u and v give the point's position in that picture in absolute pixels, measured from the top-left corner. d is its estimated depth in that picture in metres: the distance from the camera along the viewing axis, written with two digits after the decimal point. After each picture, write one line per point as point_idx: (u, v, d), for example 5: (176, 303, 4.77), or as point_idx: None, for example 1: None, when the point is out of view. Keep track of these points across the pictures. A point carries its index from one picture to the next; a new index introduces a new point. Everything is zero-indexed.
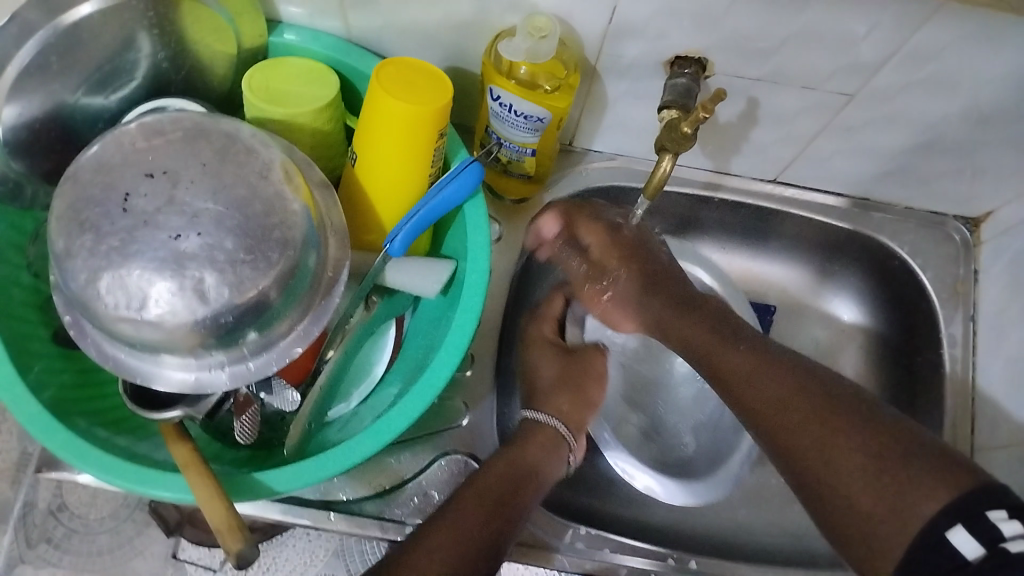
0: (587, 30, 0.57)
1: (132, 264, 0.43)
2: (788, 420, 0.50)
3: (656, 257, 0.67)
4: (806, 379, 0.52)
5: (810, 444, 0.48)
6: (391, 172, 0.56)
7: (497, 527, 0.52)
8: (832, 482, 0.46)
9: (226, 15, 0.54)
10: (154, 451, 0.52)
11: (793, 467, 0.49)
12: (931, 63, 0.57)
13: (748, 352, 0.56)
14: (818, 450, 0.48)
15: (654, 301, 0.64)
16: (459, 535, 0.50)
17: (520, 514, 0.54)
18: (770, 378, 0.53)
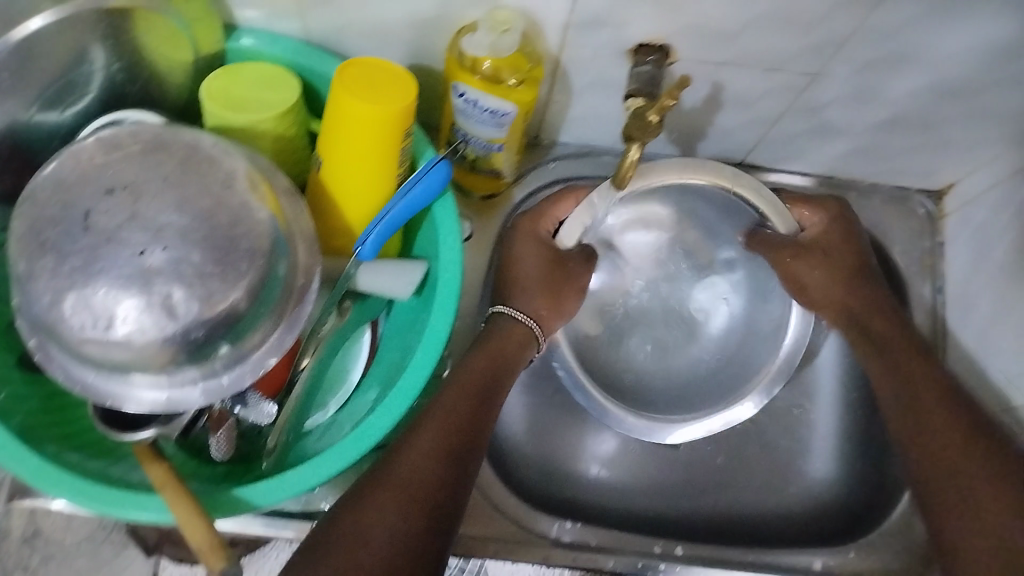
0: (549, 22, 0.56)
1: (97, 283, 0.42)
2: (924, 398, 0.61)
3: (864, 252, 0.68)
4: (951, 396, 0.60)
5: (932, 442, 0.59)
6: (358, 174, 0.55)
7: (478, 416, 0.54)
8: (942, 476, 0.57)
9: (181, 21, 0.53)
10: (129, 472, 0.51)
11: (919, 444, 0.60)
12: (893, 39, 0.57)
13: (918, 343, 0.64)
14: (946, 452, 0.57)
15: (864, 291, 0.67)
16: (447, 427, 0.52)
17: (496, 398, 0.57)
18: (932, 379, 0.62)
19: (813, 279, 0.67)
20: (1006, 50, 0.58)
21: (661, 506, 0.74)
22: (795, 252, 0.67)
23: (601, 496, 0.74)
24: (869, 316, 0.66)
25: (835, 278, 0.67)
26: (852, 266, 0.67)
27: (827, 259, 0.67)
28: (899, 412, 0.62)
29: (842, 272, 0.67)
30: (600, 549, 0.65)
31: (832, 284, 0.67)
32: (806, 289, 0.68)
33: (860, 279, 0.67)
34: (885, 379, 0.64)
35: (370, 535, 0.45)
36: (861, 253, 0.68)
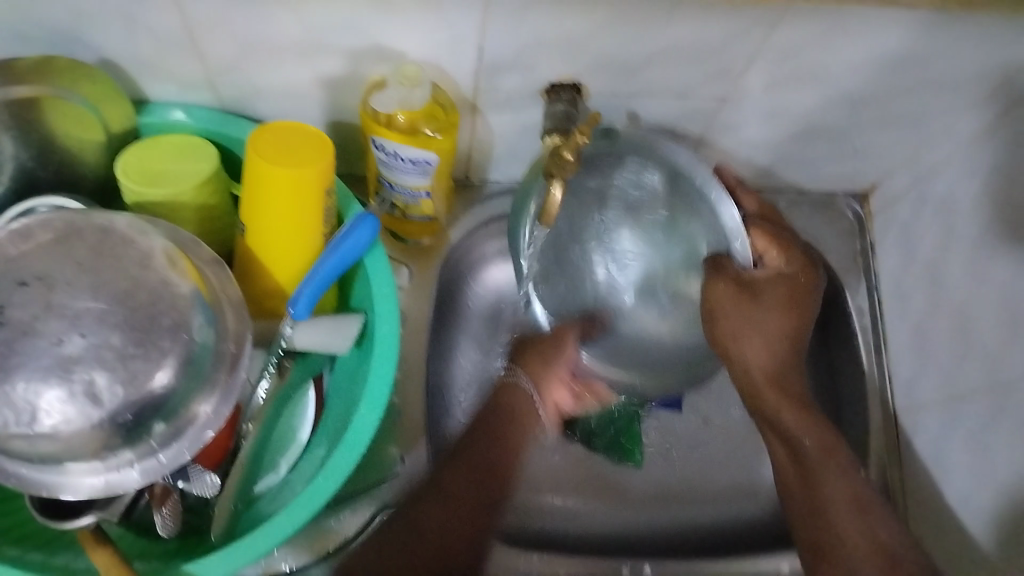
0: (458, 70, 0.57)
1: (16, 378, 0.42)
2: (807, 454, 0.59)
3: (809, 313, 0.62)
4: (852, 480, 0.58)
5: (836, 523, 0.56)
6: (283, 236, 0.55)
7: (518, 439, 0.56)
8: (815, 519, 0.56)
9: (87, 104, 0.53)
10: (74, 560, 0.50)
11: (823, 541, 0.55)
12: (794, 58, 0.59)
13: (818, 436, 0.60)
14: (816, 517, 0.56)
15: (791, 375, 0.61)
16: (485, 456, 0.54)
17: (538, 425, 0.57)
18: (833, 476, 0.58)
19: (744, 345, 0.59)
20: (904, 58, 0.60)
21: (625, 525, 0.75)
22: (728, 305, 0.57)
23: (565, 522, 0.74)
24: (769, 399, 0.60)
25: (762, 351, 0.60)
26: (785, 336, 0.61)
27: (758, 318, 0.59)
28: (794, 487, 0.59)
29: (772, 360, 0.61)
30: None
31: (759, 352, 0.60)
32: (728, 353, 0.60)
33: (780, 369, 0.61)
34: (781, 451, 0.61)
35: (402, 546, 0.50)
36: (800, 321, 0.61)
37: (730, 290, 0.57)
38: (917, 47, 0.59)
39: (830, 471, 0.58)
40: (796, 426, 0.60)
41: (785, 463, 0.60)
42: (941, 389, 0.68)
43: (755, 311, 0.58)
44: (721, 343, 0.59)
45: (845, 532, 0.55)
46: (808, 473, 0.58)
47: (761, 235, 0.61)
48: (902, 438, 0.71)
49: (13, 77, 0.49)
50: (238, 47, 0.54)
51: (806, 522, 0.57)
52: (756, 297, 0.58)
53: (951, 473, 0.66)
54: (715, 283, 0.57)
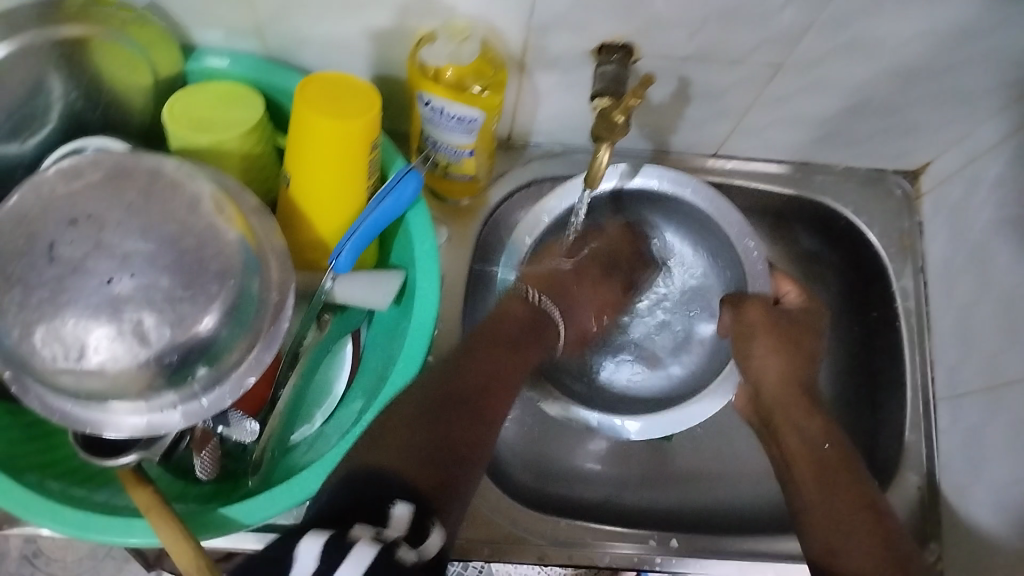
0: (508, 26, 0.56)
1: (66, 314, 0.42)
2: (825, 461, 0.57)
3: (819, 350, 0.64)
4: (854, 480, 0.57)
5: (842, 519, 0.54)
6: (327, 189, 0.55)
7: (516, 365, 0.58)
8: (823, 518, 0.54)
9: (137, 48, 0.53)
10: (115, 497, 0.51)
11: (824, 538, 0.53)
12: (852, 26, 0.57)
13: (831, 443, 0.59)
14: (825, 511, 0.55)
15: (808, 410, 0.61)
16: (489, 374, 0.56)
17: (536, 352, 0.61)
18: (836, 479, 0.56)
19: (769, 355, 0.62)
20: (965, 29, 0.58)
21: (654, 498, 0.75)
22: (762, 321, 0.64)
23: (591, 486, 0.74)
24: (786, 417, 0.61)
25: (792, 368, 0.62)
26: (806, 368, 0.62)
27: (787, 345, 0.63)
28: (806, 485, 0.57)
29: (793, 379, 0.62)
30: (593, 547, 0.65)
31: (778, 362, 0.62)
32: (752, 367, 0.63)
33: (797, 392, 0.61)
34: (799, 452, 0.58)
35: (433, 448, 0.48)
36: (818, 358, 0.64)
37: (759, 311, 0.64)
38: (980, 17, 0.57)
39: (840, 478, 0.56)
40: (808, 435, 0.59)
41: (800, 458, 0.58)
42: (984, 374, 0.67)
43: (790, 332, 0.63)
44: (755, 355, 0.63)
45: (843, 520, 0.54)
46: (828, 478, 0.56)
47: (787, 280, 0.68)
48: (939, 424, 0.70)
49: (61, 17, 0.49)
50: None
51: (818, 525, 0.54)
52: (792, 320, 0.64)
53: (986, 461, 0.65)
54: (749, 304, 0.65)
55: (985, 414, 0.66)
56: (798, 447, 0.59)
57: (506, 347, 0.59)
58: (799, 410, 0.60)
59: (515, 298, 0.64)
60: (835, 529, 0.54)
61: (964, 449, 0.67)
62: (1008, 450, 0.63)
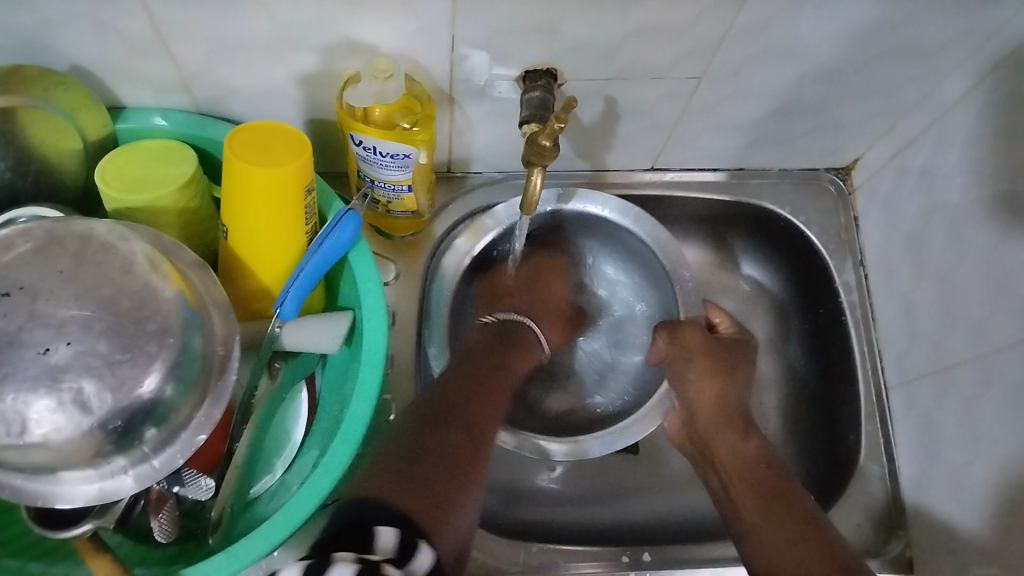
0: (432, 61, 0.57)
1: (4, 389, 0.41)
2: (755, 472, 0.61)
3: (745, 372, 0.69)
4: (783, 486, 0.59)
5: (776, 519, 0.56)
6: (266, 237, 0.55)
7: (498, 386, 0.61)
8: (761, 521, 0.57)
9: (62, 112, 0.52)
10: (74, 569, 0.51)
11: (757, 541, 0.56)
12: (764, 34, 0.59)
13: (756, 452, 0.62)
14: (757, 515, 0.57)
15: (737, 430, 0.64)
16: (472, 402, 0.58)
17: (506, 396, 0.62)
18: (762, 478, 0.60)
19: (702, 379, 0.66)
20: (873, 28, 0.60)
21: (625, 513, 0.75)
22: (699, 345, 0.67)
23: (564, 508, 0.74)
24: (713, 432, 0.65)
25: (721, 391, 0.66)
26: (734, 391, 0.67)
27: (718, 363, 0.67)
28: (741, 496, 0.60)
29: (724, 404, 0.65)
30: (568, 567, 0.65)
31: (710, 386, 0.66)
32: (688, 392, 0.66)
33: (730, 415, 0.65)
34: (731, 468, 0.62)
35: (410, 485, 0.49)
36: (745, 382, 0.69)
37: (697, 334, 0.67)
38: (885, 16, 0.59)
39: (769, 487, 0.59)
40: (742, 452, 0.63)
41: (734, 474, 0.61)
42: (930, 357, 0.68)
43: (724, 358, 0.68)
44: (689, 378, 0.66)
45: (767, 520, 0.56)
46: (755, 491, 0.59)
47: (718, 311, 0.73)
48: (893, 411, 0.71)
49: None
50: (207, 48, 0.54)
51: (751, 530, 0.57)
52: (722, 344, 0.69)
53: (939, 443, 0.66)
54: (684, 329, 0.67)
55: (934, 398, 0.67)
56: (724, 462, 0.63)
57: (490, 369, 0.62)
58: (734, 431, 0.64)
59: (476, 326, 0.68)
60: (768, 536, 0.55)
61: (919, 432, 0.68)
62: (959, 430, 0.64)
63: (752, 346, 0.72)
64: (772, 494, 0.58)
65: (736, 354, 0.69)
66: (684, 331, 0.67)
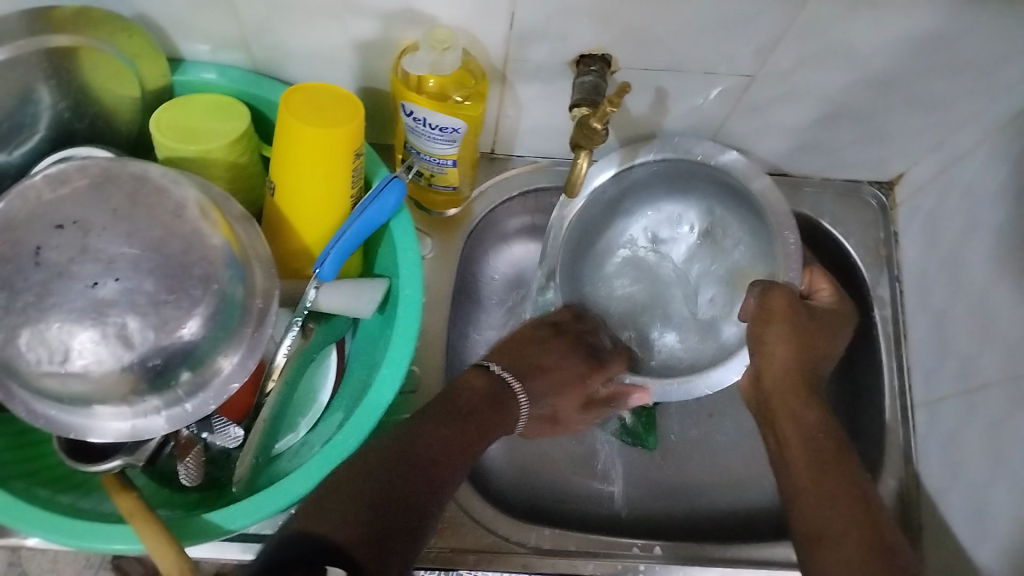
0: (489, 38, 0.58)
1: (51, 317, 0.43)
2: (819, 438, 0.56)
3: (822, 335, 0.62)
4: (848, 459, 0.55)
5: (837, 497, 0.52)
6: (312, 197, 0.56)
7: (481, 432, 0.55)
8: (816, 497, 0.52)
9: (123, 58, 0.54)
10: (101, 504, 0.52)
11: (809, 523, 0.52)
12: (822, 35, 0.59)
13: (820, 422, 0.57)
14: (819, 485, 0.53)
15: (806, 408, 0.58)
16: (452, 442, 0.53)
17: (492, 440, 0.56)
18: (819, 442, 0.56)
19: (785, 343, 0.60)
20: (931, 39, 0.60)
21: (639, 506, 0.74)
22: (783, 310, 0.61)
23: (576, 498, 0.74)
24: (777, 400, 0.59)
25: (799, 362, 0.60)
26: (812, 355, 0.61)
27: (801, 331, 0.61)
28: (800, 469, 0.55)
29: (797, 371, 0.60)
30: (576, 555, 0.65)
31: (790, 358, 0.60)
32: (761, 351, 0.61)
33: (800, 381, 0.59)
34: (795, 438, 0.57)
35: (376, 521, 0.45)
36: (829, 349, 0.63)
37: (787, 300, 0.61)
38: (945, 27, 0.59)
39: (834, 470, 0.54)
40: (810, 425, 0.57)
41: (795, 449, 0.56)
42: (960, 376, 0.67)
43: (807, 327, 0.61)
44: (772, 347, 0.60)
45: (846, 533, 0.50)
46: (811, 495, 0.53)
47: (822, 279, 0.67)
48: (918, 428, 0.71)
49: (50, 25, 0.50)
50: (269, 8, 0.55)
51: (805, 508, 0.53)
52: (812, 316, 0.62)
53: (963, 462, 0.65)
54: (775, 290, 0.61)
55: (962, 418, 0.66)
56: (782, 433, 0.58)
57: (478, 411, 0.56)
58: (798, 398, 0.58)
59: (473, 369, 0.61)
60: (819, 504, 0.52)
61: (942, 451, 0.68)
62: (984, 451, 0.63)
63: (852, 313, 0.66)
64: (837, 473, 0.53)
65: (818, 323, 0.63)
66: (771, 293, 0.61)
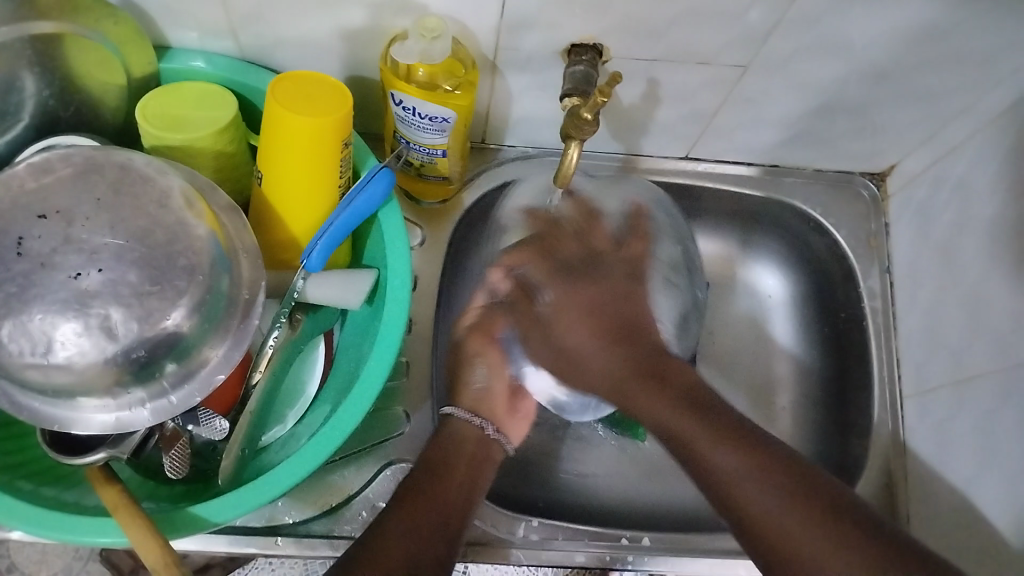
0: (479, 27, 0.57)
1: (32, 309, 0.42)
2: (696, 430, 0.53)
3: (609, 297, 0.60)
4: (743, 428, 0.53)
5: (765, 484, 0.50)
6: (300, 186, 0.55)
7: (458, 477, 0.56)
8: (750, 491, 0.50)
9: (109, 45, 0.53)
10: (84, 497, 0.51)
11: (754, 534, 0.49)
12: (816, 26, 0.59)
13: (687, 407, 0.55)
14: (739, 482, 0.50)
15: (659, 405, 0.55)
16: (434, 489, 0.54)
17: (477, 489, 0.57)
18: (705, 426, 0.53)
19: (569, 330, 0.59)
20: (924, 32, 0.60)
21: (625, 498, 0.75)
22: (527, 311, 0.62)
23: (562, 490, 0.73)
24: (641, 397, 0.57)
25: (611, 362, 0.58)
26: (608, 317, 0.59)
27: (596, 305, 0.59)
28: (704, 476, 0.52)
29: (614, 374, 0.58)
30: (568, 546, 0.64)
31: (588, 345, 0.59)
32: (568, 354, 0.60)
33: (644, 366, 0.57)
34: (680, 447, 0.54)
35: None
36: (641, 286, 0.63)
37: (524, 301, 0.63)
38: (938, 19, 0.59)
39: (735, 446, 0.52)
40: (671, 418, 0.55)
41: (682, 449, 0.54)
42: (950, 370, 0.67)
43: (602, 304, 0.60)
44: (568, 340, 0.60)
45: (756, 487, 0.50)
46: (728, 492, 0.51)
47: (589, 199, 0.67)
48: (908, 419, 0.70)
49: (33, 12, 0.49)
50: None
51: (753, 532, 0.49)
52: (593, 276, 0.61)
53: (950, 454, 0.65)
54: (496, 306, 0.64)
55: (951, 410, 0.66)
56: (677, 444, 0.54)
57: (462, 460, 0.58)
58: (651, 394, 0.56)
59: (467, 424, 0.62)
60: (752, 493, 0.50)
61: (930, 444, 0.68)
62: (973, 442, 0.63)
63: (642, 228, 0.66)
64: (738, 445, 0.52)
65: (587, 286, 0.60)
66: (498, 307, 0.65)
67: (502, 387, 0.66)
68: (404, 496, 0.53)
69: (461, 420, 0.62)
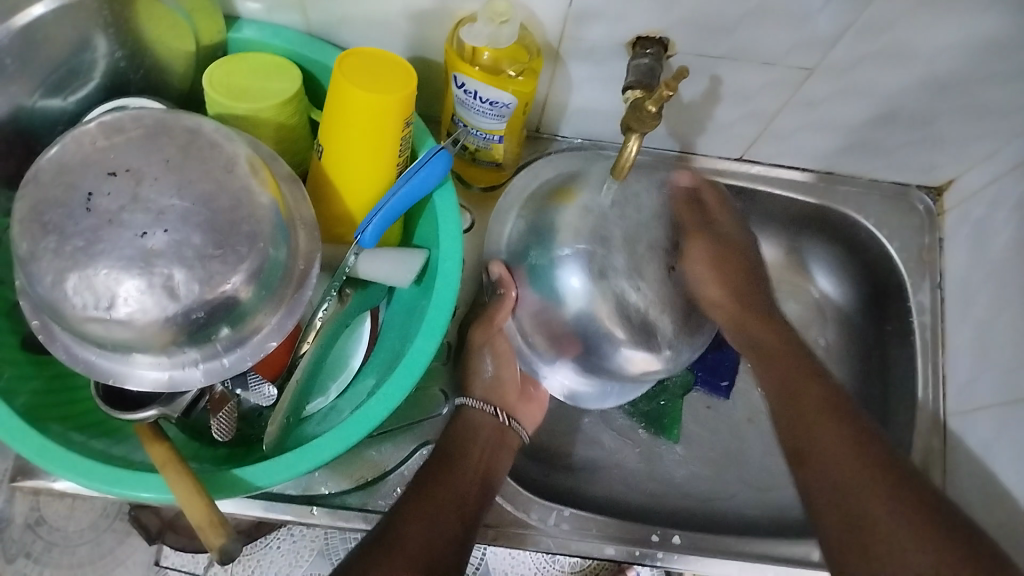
0: (546, 14, 0.57)
1: (98, 264, 0.43)
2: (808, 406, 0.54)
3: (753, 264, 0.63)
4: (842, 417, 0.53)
5: (851, 469, 0.50)
6: (360, 161, 0.56)
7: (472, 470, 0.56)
8: (840, 474, 0.50)
9: (181, 11, 0.54)
10: (133, 452, 0.52)
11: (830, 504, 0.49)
12: (886, 33, 0.58)
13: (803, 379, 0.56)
14: (832, 458, 0.51)
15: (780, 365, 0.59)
16: (450, 486, 0.54)
17: (491, 481, 0.57)
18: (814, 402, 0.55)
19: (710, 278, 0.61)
20: (998, 46, 0.59)
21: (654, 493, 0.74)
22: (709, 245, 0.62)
23: (592, 480, 0.74)
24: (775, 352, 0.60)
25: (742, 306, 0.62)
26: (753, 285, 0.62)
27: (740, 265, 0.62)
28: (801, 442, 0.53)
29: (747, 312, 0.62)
30: (599, 538, 0.65)
31: (726, 295, 0.61)
32: (700, 288, 0.62)
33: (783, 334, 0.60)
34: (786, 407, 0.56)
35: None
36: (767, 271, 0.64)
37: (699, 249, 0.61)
38: (1013, 32, 0.58)
39: (833, 422, 0.53)
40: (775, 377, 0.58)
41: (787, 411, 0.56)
42: (997, 390, 0.66)
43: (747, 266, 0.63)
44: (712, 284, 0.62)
45: (843, 453, 0.51)
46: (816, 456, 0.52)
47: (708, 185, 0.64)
48: (949, 437, 0.70)
49: None
50: None
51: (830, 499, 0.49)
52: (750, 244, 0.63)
53: (991, 476, 0.65)
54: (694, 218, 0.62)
55: (995, 431, 0.65)
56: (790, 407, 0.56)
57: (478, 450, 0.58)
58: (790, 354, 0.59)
59: (483, 412, 0.60)
60: (835, 465, 0.51)
61: (970, 466, 0.67)
62: (1017, 465, 0.62)
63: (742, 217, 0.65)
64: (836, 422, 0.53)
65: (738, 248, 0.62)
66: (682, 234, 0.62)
67: (512, 374, 0.64)
68: (416, 489, 0.53)
69: (475, 409, 0.60)
